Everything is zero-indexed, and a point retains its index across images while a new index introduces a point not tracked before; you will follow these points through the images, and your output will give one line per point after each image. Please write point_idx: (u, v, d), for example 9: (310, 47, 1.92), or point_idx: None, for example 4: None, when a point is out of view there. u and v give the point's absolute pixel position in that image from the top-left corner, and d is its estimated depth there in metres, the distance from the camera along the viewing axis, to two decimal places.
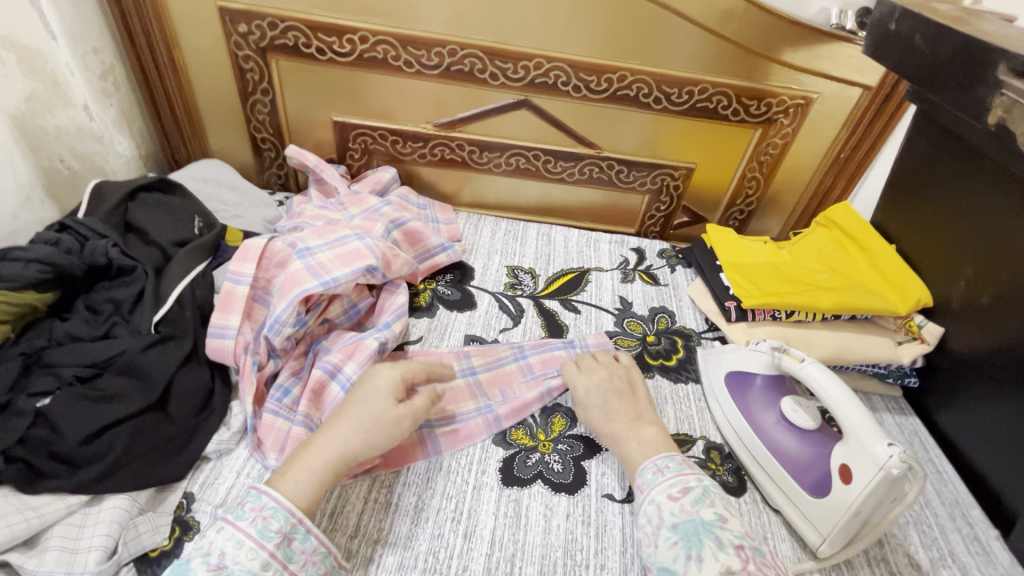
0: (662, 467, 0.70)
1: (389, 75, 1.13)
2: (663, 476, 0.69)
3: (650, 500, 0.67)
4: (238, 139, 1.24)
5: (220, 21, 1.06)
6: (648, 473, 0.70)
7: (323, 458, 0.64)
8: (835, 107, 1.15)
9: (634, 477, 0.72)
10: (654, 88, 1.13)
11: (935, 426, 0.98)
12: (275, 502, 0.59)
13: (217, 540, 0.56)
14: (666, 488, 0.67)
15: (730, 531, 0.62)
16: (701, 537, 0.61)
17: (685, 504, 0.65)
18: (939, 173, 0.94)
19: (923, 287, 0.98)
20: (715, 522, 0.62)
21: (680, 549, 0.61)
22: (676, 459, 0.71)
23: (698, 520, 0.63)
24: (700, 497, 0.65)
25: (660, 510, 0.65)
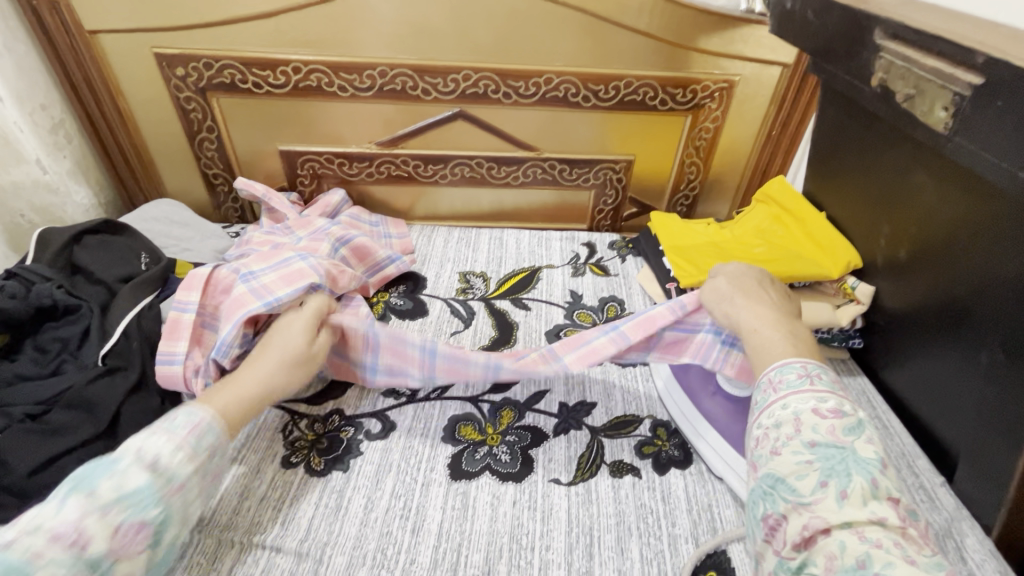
0: (812, 376, 0.65)
1: (326, 102, 1.17)
2: (812, 385, 0.64)
3: (787, 403, 0.63)
4: (191, 177, 1.29)
5: (158, 66, 1.11)
6: (791, 373, 0.65)
7: (247, 394, 0.71)
8: (758, 87, 1.19)
9: (769, 372, 0.67)
10: (581, 87, 1.18)
11: (882, 383, 1.00)
12: (208, 420, 0.65)
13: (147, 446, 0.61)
14: (814, 402, 0.62)
15: (888, 481, 0.54)
16: (851, 471, 0.55)
17: (835, 427, 0.59)
18: (848, 139, 0.97)
19: (852, 250, 1.01)
20: (873, 461, 0.56)
21: (814, 470, 0.56)
22: (831, 377, 0.66)
23: (849, 449, 0.56)
24: (854, 427, 0.59)
25: (800, 420, 0.60)
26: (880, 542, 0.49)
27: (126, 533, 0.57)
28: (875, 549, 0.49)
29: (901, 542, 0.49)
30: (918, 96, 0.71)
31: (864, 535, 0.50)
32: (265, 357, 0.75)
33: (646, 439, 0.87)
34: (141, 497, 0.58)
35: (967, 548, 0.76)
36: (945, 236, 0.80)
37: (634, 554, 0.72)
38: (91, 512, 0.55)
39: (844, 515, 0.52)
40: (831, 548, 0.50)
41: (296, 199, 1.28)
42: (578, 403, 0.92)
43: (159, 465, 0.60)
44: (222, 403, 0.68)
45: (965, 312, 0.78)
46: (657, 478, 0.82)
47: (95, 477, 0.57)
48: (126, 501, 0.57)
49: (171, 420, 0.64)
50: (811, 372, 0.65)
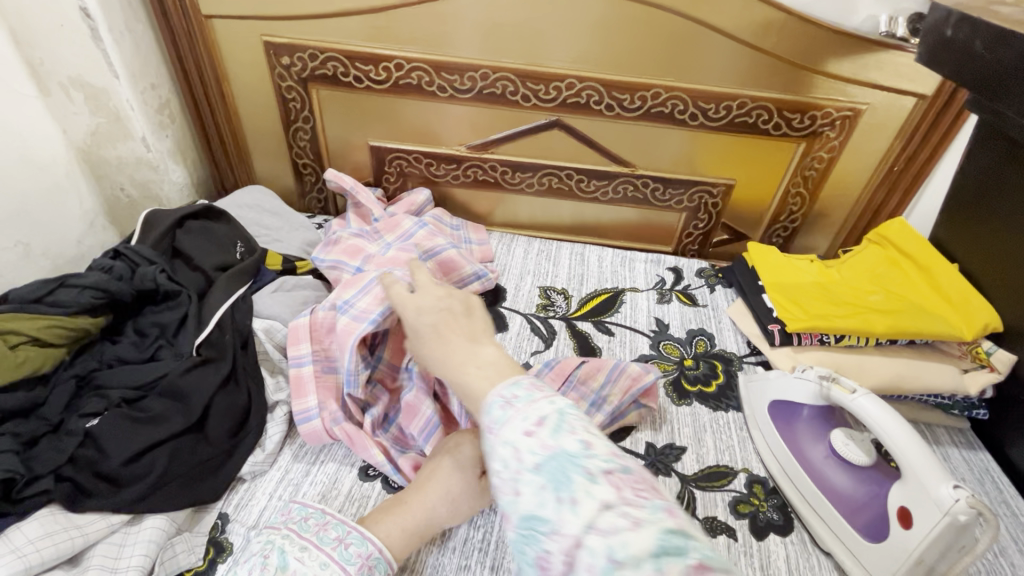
0: (511, 399, 0.47)
1: (422, 101, 1.15)
2: (515, 409, 0.46)
3: (504, 438, 0.45)
4: (281, 165, 1.29)
5: (264, 54, 1.11)
6: (496, 410, 0.47)
7: (411, 520, 0.66)
8: (886, 118, 1.09)
9: (481, 416, 0.49)
10: (690, 104, 1.11)
11: (1010, 463, 0.89)
12: (379, 553, 0.62)
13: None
14: (520, 422, 0.45)
15: (596, 461, 0.42)
16: (575, 484, 0.41)
17: (544, 435, 0.43)
18: (1008, 190, 0.88)
19: (993, 311, 0.90)
20: (580, 456, 0.42)
21: (547, 493, 0.41)
22: (529, 385, 0.49)
23: (564, 454, 0.42)
24: (558, 425, 0.44)
25: (516, 448, 0.43)
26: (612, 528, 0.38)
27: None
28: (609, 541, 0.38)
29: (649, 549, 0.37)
30: None
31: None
32: (435, 486, 0.68)
33: (741, 496, 0.80)
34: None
35: None
36: None
37: None
38: None
39: (582, 521, 0.39)
40: None
41: (381, 196, 1.26)
42: (666, 446, 0.85)
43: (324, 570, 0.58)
44: (387, 530, 0.64)
45: None
46: (755, 543, 0.75)
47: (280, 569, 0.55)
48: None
49: (342, 548, 0.61)
50: (509, 398, 0.48)
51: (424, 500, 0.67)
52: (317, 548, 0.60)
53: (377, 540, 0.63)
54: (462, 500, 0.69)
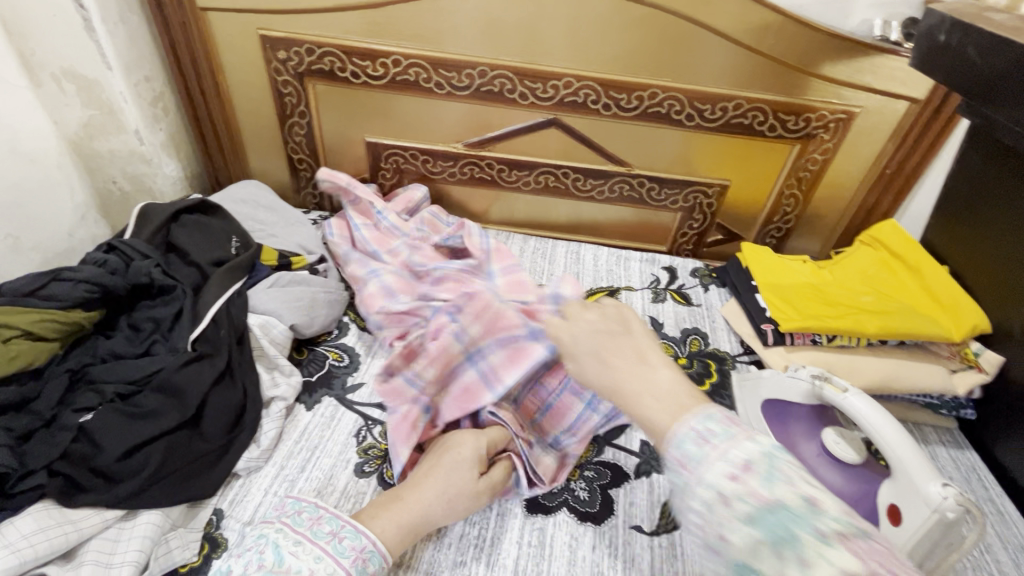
0: (706, 433, 0.44)
1: (419, 97, 1.14)
2: (715, 450, 0.43)
3: (701, 481, 0.42)
4: (276, 160, 1.29)
5: (261, 47, 1.10)
6: (689, 446, 0.44)
7: (407, 516, 0.66)
8: (879, 121, 1.10)
9: (663, 448, 0.46)
10: (686, 104, 1.11)
11: (995, 461, 0.91)
12: (373, 546, 0.62)
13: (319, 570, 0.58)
14: (722, 465, 0.42)
15: (831, 518, 0.39)
16: (792, 535, 0.38)
17: (751, 481, 0.41)
18: (997, 194, 0.90)
19: (981, 312, 0.91)
20: (806, 512, 0.39)
21: (764, 547, 0.39)
22: (723, 419, 0.45)
23: (782, 509, 0.39)
24: (771, 473, 0.41)
25: (722, 496, 0.41)
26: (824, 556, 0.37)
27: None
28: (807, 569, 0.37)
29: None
30: None
31: None
32: (432, 483, 0.69)
33: None
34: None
35: None
36: None
37: None
38: None
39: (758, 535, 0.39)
40: None
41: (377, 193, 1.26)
42: None
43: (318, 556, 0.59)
44: (382, 525, 0.65)
45: None
46: None
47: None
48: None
49: (337, 541, 0.61)
50: (704, 433, 0.44)
51: (420, 497, 0.68)
52: (310, 542, 0.60)
53: (372, 534, 0.63)
54: (458, 499, 0.69)
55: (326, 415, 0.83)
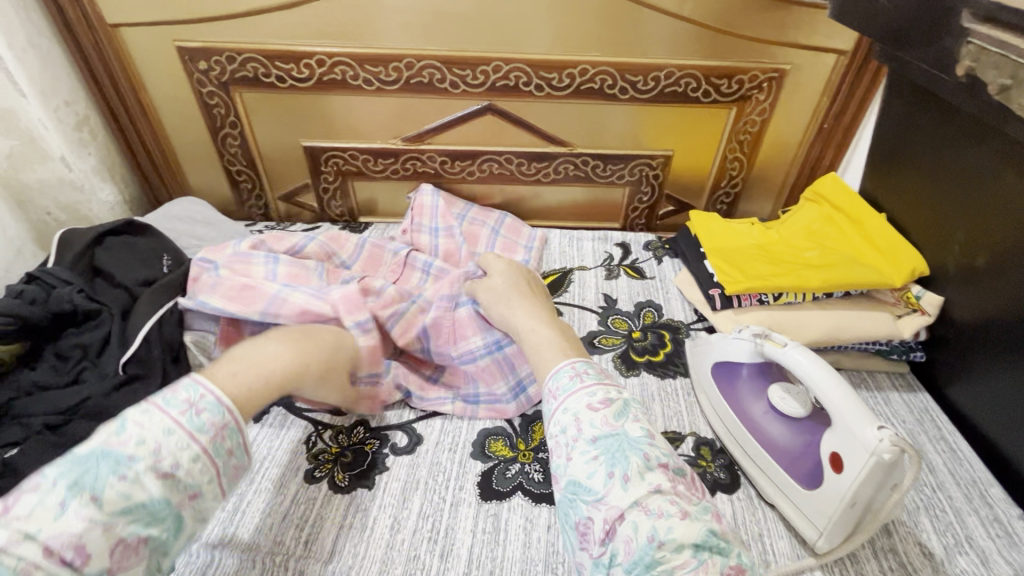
0: (580, 374, 0.66)
1: (349, 96, 1.12)
2: (582, 383, 0.65)
3: (566, 407, 0.63)
4: (215, 175, 1.26)
5: (180, 60, 1.08)
6: (564, 378, 0.66)
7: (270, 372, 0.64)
8: (811, 76, 1.10)
9: (547, 381, 0.68)
10: (617, 78, 1.11)
11: (947, 400, 0.92)
12: (214, 397, 0.57)
13: (170, 443, 0.52)
14: (586, 397, 0.63)
15: (658, 451, 0.60)
16: (627, 453, 0.58)
17: (608, 416, 0.61)
18: (922, 135, 0.90)
19: (918, 256, 0.92)
20: (643, 438, 0.60)
21: (600, 464, 0.58)
22: (596, 369, 0.68)
23: (622, 435, 0.59)
24: (622, 411, 0.62)
25: (579, 419, 0.61)
26: (661, 511, 0.54)
27: (129, 545, 0.50)
28: (658, 520, 0.53)
29: (675, 500, 0.55)
30: (1015, 86, 0.62)
31: (648, 510, 0.54)
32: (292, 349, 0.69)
33: (689, 459, 0.82)
34: (154, 512, 0.51)
35: None
36: None
37: None
38: (99, 524, 0.47)
39: (630, 498, 0.55)
40: (625, 532, 0.53)
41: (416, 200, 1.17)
42: None
43: (175, 474, 0.52)
44: (237, 387, 0.60)
45: None
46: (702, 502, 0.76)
47: (104, 475, 0.49)
48: (111, 451, 0.50)
49: (193, 414, 0.55)
50: (578, 371, 0.67)
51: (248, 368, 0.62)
52: (159, 412, 0.53)
53: (211, 388, 0.58)
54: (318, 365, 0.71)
55: (276, 424, 0.83)
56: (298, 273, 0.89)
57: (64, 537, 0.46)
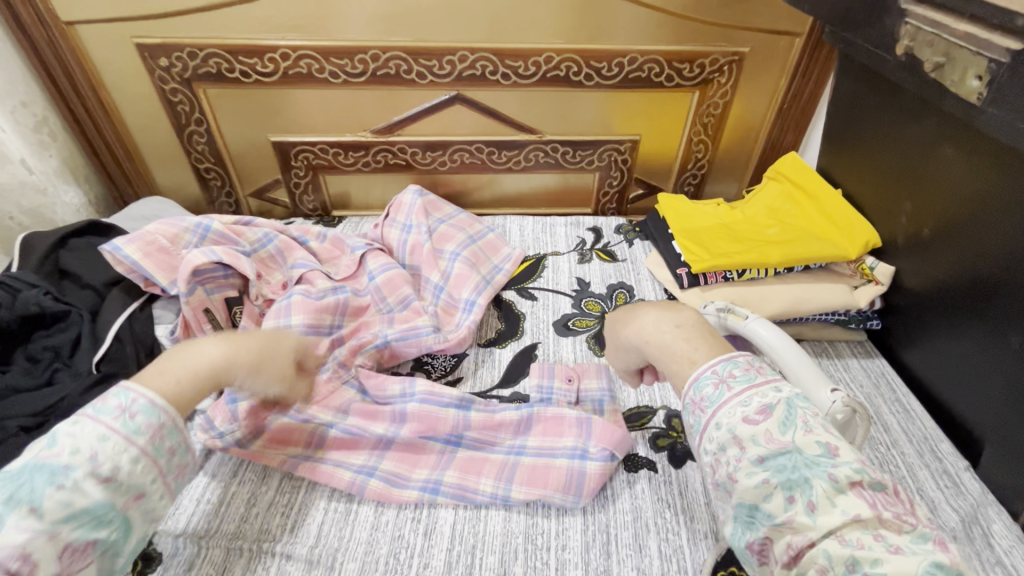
0: (726, 380, 0.58)
1: (315, 89, 1.12)
2: (732, 392, 0.56)
3: (719, 422, 0.55)
4: (182, 173, 1.25)
5: (140, 57, 1.06)
6: (706, 386, 0.58)
7: (203, 365, 0.61)
8: (768, 59, 1.14)
9: (687, 389, 0.60)
10: (582, 64, 1.12)
11: (901, 364, 0.97)
12: (145, 399, 0.55)
13: (108, 448, 0.52)
14: (740, 408, 0.55)
15: (846, 467, 0.49)
16: (808, 476, 0.49)
17: (772, 429, 0.52)
18: (872, 113, 0.94)
19: (871, 228, 0.97)
20: (822, 456, 0.50)
21: (774, 487, 0.50)
22: (743, 366, 0.59)
23: (794, 454, 0.51)
24: (787, 420, 0.53)
25: (737, 437, 0.53)
26: (862, 543, 0.45)
27: (77, 550, 0.50)
28: (860, 552, 0.45)
29: (881, 534, 0.46)
30: (948, 64, 0.66)
31: (844, 539, 0.46)
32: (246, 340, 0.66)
33: (660, 431, 0.84)
34: (99, 517, 0.51)
35: (994, 535, 0.73)
36: (972, 210, 0.77)
37: (652, 551, 0.70)
38: (42, 531, 0.47)
39: (821, 527, 0.47)
40: (818, 562, 0.46)
41: (404, 195, 1.15)
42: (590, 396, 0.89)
43: (118, 477, 0.52)
44: (165, 384, 0.58)
45: (995, 292, 0.75)
46: (673, 471, 0.79)
47: (41, 484, 0.48)
48: (45, 460, 0.50)
49: (126, 418, 0.54)
50: (723, 376, 0.58)
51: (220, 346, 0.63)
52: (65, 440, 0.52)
53: (142, 392, 0.56)
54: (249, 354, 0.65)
55: None
56: (270, 260, 0.96)
57: (10, 546, 0.46)
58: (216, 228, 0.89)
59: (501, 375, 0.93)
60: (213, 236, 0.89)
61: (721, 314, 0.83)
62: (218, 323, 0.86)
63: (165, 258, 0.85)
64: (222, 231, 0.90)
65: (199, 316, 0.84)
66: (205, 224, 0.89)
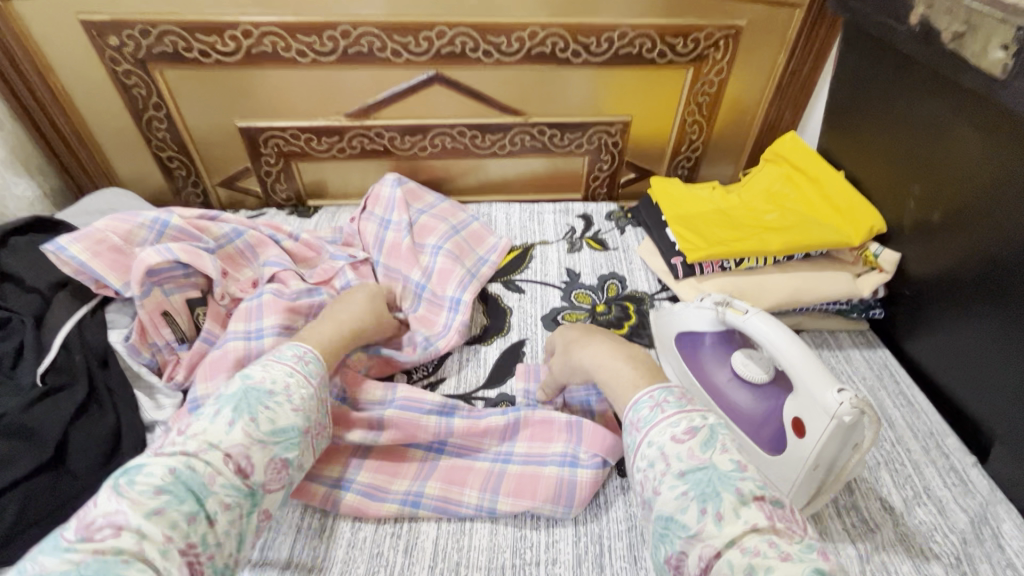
0: (661, 403, 0.58)
1: (282, 69, 1.04)
2: (665, 414, 0.57)
3: (651, 440, 0.56)
4: (144, 162, 1.17)
5: (88, 35, 0.97)
6: (644, 409, 0.59)
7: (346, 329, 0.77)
8: (766, 32, 1.07)
9: (626, 411, 0.61)
10: (570, 40, 1.05)
11: (904, 355, 0.93)
12: (312, 352, 0.67)
13: (294, 384, 0.61)
14: (669, 429, 0.55)
15: (752, 482, 0.50)
16: (718, 489, 0.50)
17: (694, 447, 0.53)
18: (879, 90, 0.88)
19: (876, 213, 0.92)
20: (734, 472, 0.51)
21: (691, 500, 0.50)
22: (677, 395, 0.60)
23: (713, 469, 0.51)
24: (709, 441, 0.53)
25: (664, 454, 0.54)
26: (759, 550, 0.45)
27: (277, 466, 0.57)
28: (756, 560, 0.44)
29: (775, 541, 0.46)
30: None
31: (744, 548, 0.45)
32: (344, 303, 0.82)
33: None
34: (287, 437, 0.57)
35: (1004, 536, 0.70)
36: (988, 193, 0.71)
37: (648, 563, 0.66)
38: (256, 440, 0.55)
39: (725, 537, 0.47)
40: (721, 573, 0.45)
41: (382, 185, 1.07)
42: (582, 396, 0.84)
43: (303, 407, 0.61)
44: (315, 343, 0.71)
45: (1011, 281, 0.70)
46: None
47: (255, 403, 0.57)
48: (255, 385, 0.59)
49: (302, 363, 0.65)
50: (658, 401, 0.59)
51: (330, 320, 0.77)
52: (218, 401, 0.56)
53: (307, 348, 0.68)
54: (370, 315, 0.81)
55: None
56: (237, 256, 0.90)
57: (235, 447, 0.54)
58: (175, 225, 0.83)
59: (487, 375, 0.88)
60: (171, 232, 0.83)
61: (721, 306, 0.77)
62: (179, 327, 0.80)
63: (117, 258, 0.78)
64: (181, 226, 0.83)
65: (158, 320, 0.78)
66: (161, 219, 0.82)
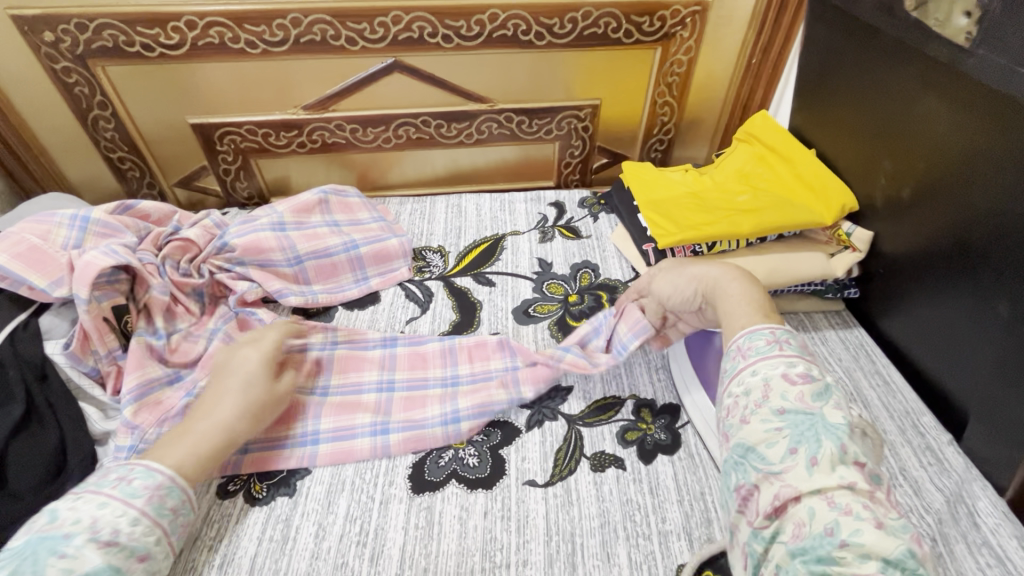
0: (781, 342, 0.58)
1: (233, 61, 1.00)
2: (781, 351, 0.56)
3: (756, 370, 0.56)
4: (96, 165, 1.12)
5: (20, 32, 0.92)
6: (760, 340, 0.58)
7: (206, 440, 0.63)
8: (734, 8, 1.04)
9: (737, 337, 0.60)
10: (532, 22, 1.01)
11: (881, 333, 0.92)
12: (169, 481, 0.58)
13: (106, 513, 0.53)
14: (783, 366, 0.55)
15: (857, 446, 0.49)
16: (821, 436, 0.49)
17: (806, 393, 0.52)
18: (848, 64, 0.86)
19: (848, 191, 0.90)
20: (843, 426, 0.49)
21: (783, 437, 0.50)
22: (797, 342, 0.59)
23: (819, 417, 0.50)
24: (823, 394, 0.52)
25: (768, 386, 0.54)
26: (851, 508, 0.45)
27: None
28: (844, 516, 0.44)
29: (870, 505, 0.45)
30: None
31: (833, 501, 0.45)
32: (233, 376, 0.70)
33: (629, 423, 0.78)
34: (111, 568, 0.51)
35: (980, 514, 0.68)
36: (957, 167, 0.70)
37: (621, 560, 0.64)
38: None
39: (813, 483, 0.47)
40: (800, 516, 0.46)
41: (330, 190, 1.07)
42: (552, 389, 0.82)
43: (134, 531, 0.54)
44: (177, 457, 0.61)
45: (984, 257, 0.68)
46: (642, 468, 0.73)
47: (45, 554, 0.49)
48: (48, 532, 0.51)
49: (125, 484, 0.56)
50: (778, 338, 0.58)
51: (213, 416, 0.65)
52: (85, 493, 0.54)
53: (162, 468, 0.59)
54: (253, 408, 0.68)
55: None
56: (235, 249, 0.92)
57: None
58: (97, 219, 0.82)
59: None
60: (95, 227, 0.82)
61: None
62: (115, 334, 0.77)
63: (38, 257, 0.75)
64: (104, 221, 0.83)
65: (102, 327, 0.74)
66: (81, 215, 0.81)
